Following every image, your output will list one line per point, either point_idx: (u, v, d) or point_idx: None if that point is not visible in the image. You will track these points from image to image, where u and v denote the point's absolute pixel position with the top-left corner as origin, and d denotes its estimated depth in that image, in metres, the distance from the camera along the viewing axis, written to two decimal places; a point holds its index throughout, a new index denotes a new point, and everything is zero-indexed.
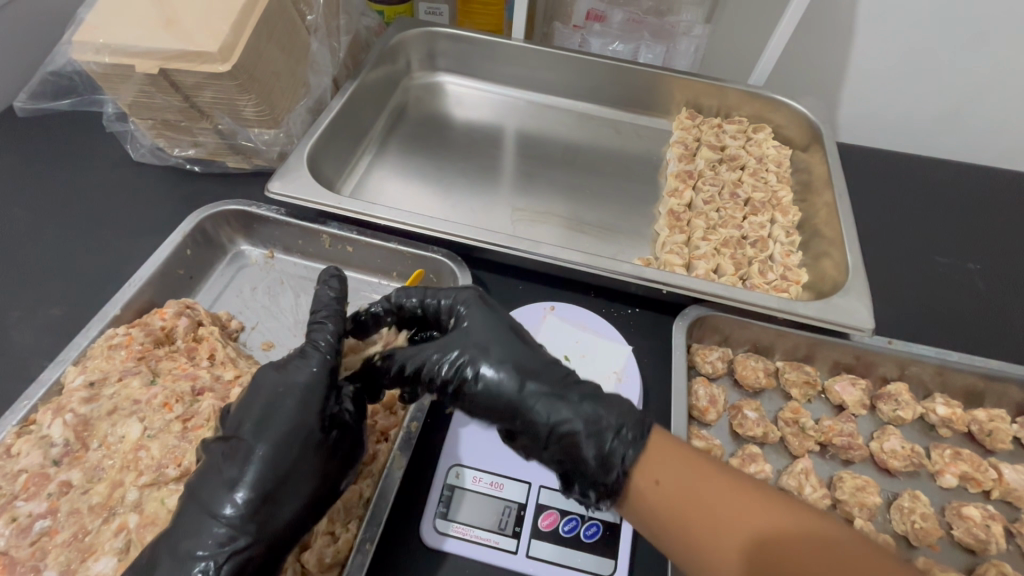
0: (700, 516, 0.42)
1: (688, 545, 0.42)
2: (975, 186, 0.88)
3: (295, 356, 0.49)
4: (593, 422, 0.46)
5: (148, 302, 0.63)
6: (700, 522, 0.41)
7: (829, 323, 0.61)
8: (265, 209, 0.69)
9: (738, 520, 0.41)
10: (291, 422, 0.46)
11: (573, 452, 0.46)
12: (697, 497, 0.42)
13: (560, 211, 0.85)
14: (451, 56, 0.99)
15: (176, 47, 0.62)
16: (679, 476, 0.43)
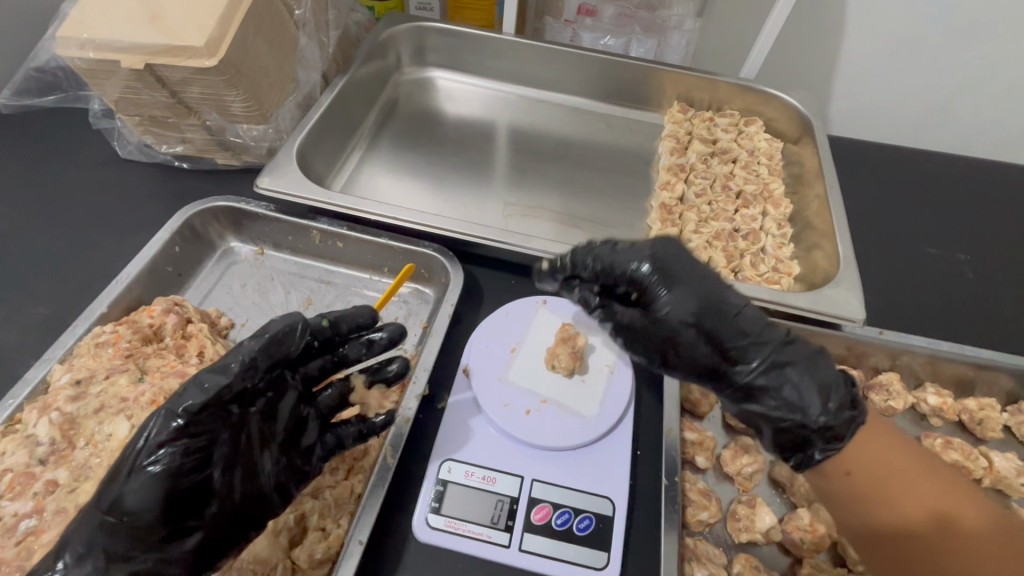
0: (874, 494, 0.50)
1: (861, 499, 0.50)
2: (965, 177, 0.88)
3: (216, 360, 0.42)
4: (819, 386, 0.47)
5: (136, 300, 0.62)
6: (877, 497, 0.49)
7: (820, 314, 0.61)
8: (254, 205, 0.69)
9: (907, 494, 0.49)
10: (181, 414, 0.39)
11: (791, 397, 0.47)
12: (894, 483, 0.49)
13: (552, 206, 0.85)
14: (441, 50, 0.99)
15: (163, 42, 0.61)
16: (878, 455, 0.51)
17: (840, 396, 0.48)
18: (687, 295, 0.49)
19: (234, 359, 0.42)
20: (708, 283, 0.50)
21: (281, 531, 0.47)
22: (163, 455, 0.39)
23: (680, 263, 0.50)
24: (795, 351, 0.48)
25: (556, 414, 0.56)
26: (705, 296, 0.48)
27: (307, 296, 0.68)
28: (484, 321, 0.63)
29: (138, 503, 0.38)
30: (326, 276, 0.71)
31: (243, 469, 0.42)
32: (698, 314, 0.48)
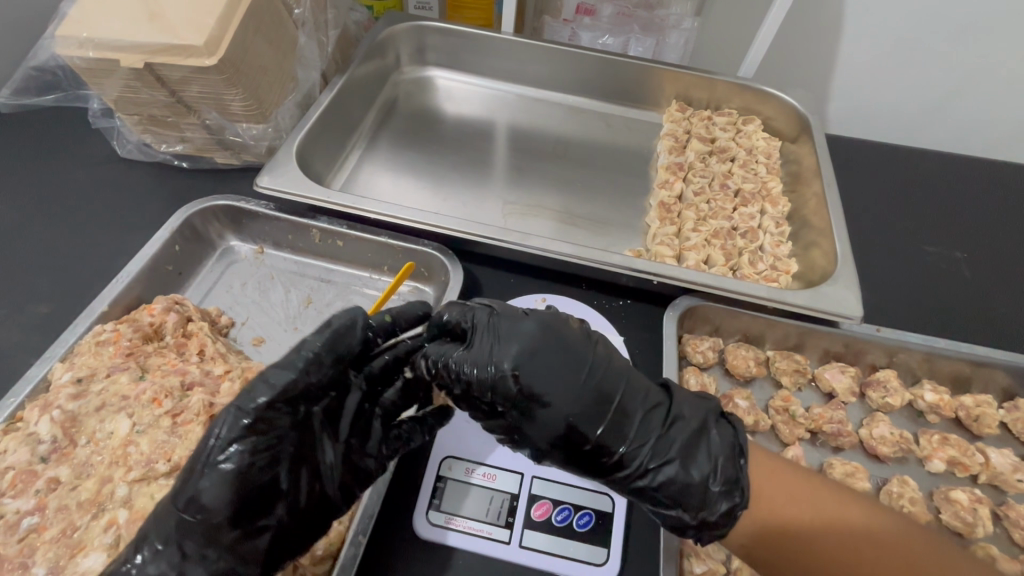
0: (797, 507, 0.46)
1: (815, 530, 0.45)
2: (961, 175, 0.88)
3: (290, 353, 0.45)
4: (700, 454, 0.46)
5: (136, 299, 0.62)
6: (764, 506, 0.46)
7: (817, 312, 0.62)
8: (254, 204, 0.69)
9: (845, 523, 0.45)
10: (249, 413, 0.41)
11: (685, 482, 0.45)
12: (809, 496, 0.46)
13: (551, 204, 0.85)
14: (440, 50, 0.99)
15: (162, 41, 0.62)
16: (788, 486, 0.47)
17: (736, 450, 0.47)
18: (552, 390, 0.45)
19: (301, 356, 0.44)
20: (581, 373, 0.46)
21: None
22: (234, 454, 0.40)
23: (547, 351, 0.47)
24: (682, 430, 0.47)
25: None
26: (572, 394, 0.45)
27: (308, 294, 0.68)
28: None
29: (213, 500, 0.39)
30: (326, 274, 0.71)
31: (307, 467, 0.44)
32: (573, 416, 0.45)
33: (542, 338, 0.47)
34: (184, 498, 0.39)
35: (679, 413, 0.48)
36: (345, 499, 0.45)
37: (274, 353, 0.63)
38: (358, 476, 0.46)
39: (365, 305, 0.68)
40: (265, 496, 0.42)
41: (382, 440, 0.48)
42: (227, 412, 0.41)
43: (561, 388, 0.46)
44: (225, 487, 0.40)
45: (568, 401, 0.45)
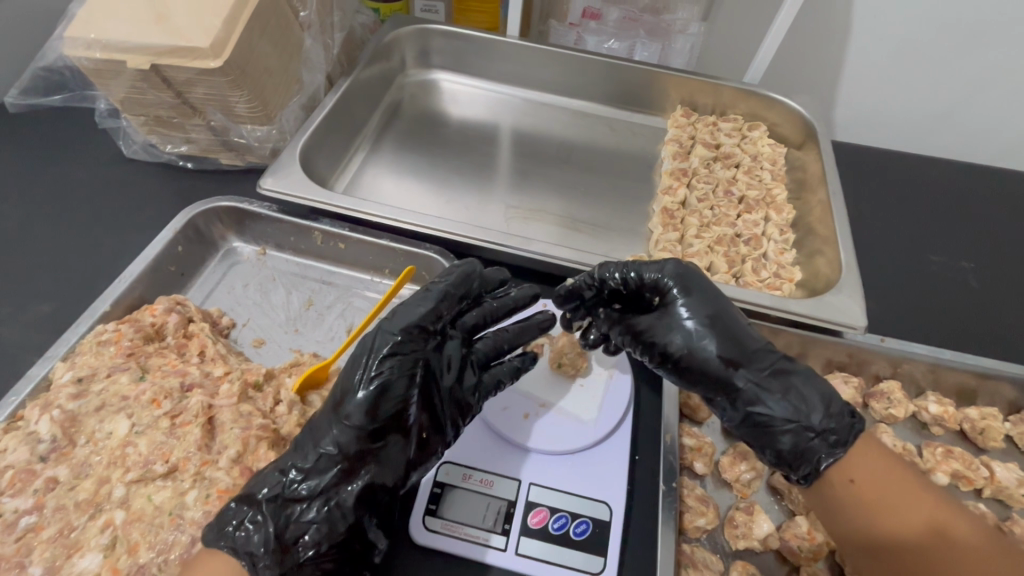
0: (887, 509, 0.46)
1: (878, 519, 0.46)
2: (969, 184, 0.87)
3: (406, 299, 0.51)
4: (801, 404, 0.49)
5: (139, 299, 0.62)
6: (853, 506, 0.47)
7: (820, 321, 0.61)
8: (257, 206, 0.69)
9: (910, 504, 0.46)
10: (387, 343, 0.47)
11: (795, 420, 0.49)
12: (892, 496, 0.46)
13: (554, 208, 0.85)
14: (446, 53, 0.99)
15: (167, 42, 0.62)
16: (885, 478, 0.47)
17: (838, 413, 0.49)
18: (696, 310, 0.52)
19: (426, 296, 0.50)
20: (722, 310, 0.52)
21: None
22: (371, 382, 0.46)
23: (702, 289, 0.53)
24: (797, 376, 0.50)
25: (554, 418, 0.56)
26: (715, 318, 0.51)
27: (308, 297, 0.69)
28: None
29: (348, 431, 0.45)
30: (328, 277, 0.71)
31: (428, 399, 0.48)
32: (712, 336, 0.51)
33: (694, 278, 0.53)
34: (339, 418, 0.45)
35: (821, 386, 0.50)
36: (454, 433, 0.49)
37: (273, 355, 0.63)
38: (460, 411, 0.49)
39: (365, 308, 0.68)
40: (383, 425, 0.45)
41: (476, 384, 0.51)
42: (363, 348, 0.47)
43: (706, 310, 0.52)
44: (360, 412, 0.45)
45: (712, 323, 0.51)
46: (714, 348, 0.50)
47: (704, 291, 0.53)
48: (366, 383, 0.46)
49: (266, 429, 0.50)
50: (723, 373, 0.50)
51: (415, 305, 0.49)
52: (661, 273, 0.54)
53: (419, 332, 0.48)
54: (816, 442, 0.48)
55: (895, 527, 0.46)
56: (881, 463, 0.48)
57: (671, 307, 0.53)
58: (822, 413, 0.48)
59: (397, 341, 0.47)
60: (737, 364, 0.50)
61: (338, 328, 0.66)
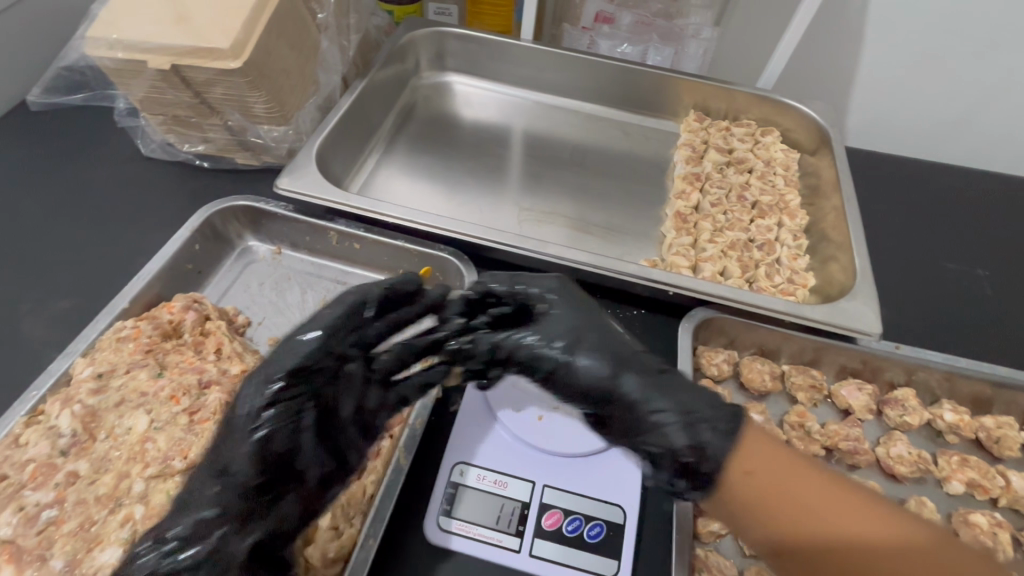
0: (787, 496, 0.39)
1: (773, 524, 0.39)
2: (983, 191, 0.87)
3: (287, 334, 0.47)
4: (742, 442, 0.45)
5: (156, 296, 0.63)
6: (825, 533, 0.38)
7: (835, 327, 0.61)
8: (273, 205, 0.70)
9: (830, 512, 0.38)
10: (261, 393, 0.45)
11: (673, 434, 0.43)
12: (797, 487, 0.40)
13: (566, 212, 0.85)
14: (460, 55, 1.00)
15: (188, 43, 0.63)
16: (780, 474, 0.40)
17: (726, 417, 0.43)
18: (562, 322, 0.49)
19: (307, 333, 0.47)
20: (597, 325, 0.49)
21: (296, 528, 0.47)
22: (254, 432, 0.44)
23: (562, 302, 0.51)
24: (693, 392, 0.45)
25: (569, 421, 0.56)
26: (605, 344, 0.48)
27: (323, 296, 0.69)
28: None
29: (231, 486, 0.43)
30: (343, 276, 0.71)
31: (326, 434, 0.48)
32: (578, 347, 0.48)
33: (560, 291, 0.51)
34: (218, 472, 0.44)
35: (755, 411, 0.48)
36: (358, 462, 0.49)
37: None
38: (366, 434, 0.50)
39: None
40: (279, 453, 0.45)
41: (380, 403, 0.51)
42: (241, 395, 0.45)
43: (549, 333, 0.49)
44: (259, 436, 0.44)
45: (572, 340, 0.48)
46: (585, 362, 0.47)
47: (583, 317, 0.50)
48: (245, 433, 0.44)
49: None
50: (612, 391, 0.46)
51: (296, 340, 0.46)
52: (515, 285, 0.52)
53: (292, 375, 0.45)
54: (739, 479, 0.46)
55: (910, 549, 0.37)
56: (780, 451, 0.41)
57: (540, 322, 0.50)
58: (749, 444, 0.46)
59: (269, 387, 0.45)
60: (606, 379, 0.46)
61: None
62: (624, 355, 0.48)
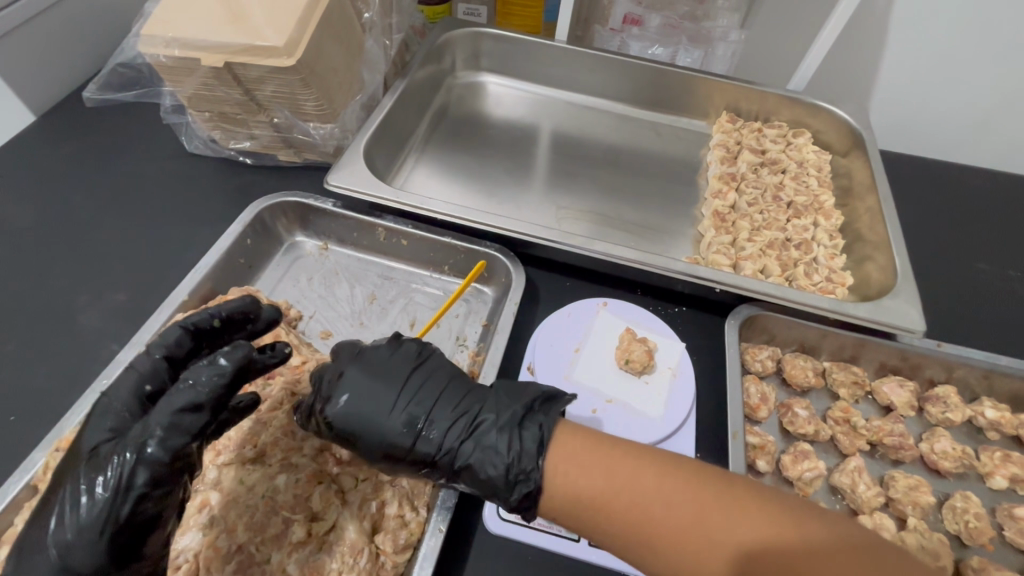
0: (623, 500, 0.41)
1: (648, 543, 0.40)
2: (1013, 194, 0.88)
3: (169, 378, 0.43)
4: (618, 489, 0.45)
5: (211, 290, 0.64)
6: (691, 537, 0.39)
7: (880, 324, 0.62)
8: (322, 201, 0.71)
9: (672, 509, 0.40)
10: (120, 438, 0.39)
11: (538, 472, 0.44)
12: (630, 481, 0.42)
13: (601, 210, 0.86)
14: (493, 55, 1.01)
15: (244, 41, 0.64)
16: (589, 468, 0.43)
17: (533, 438, 0.45)
18: (380, 390, 0.47)
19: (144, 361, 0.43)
20: (416, 388, 0.47)
21: (365, 516, 0.47)
22: (105, 481, 0.37)
23: (369, 389, 0.47)
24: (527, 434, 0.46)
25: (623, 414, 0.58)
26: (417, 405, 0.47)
27: (371, 291, 0.70)
28: (548, 320, 0.65)
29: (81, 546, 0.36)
30: (389, 272, 0.72)
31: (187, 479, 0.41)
32: (408, 420, 0.46)
33: (375, 356, 0.49)
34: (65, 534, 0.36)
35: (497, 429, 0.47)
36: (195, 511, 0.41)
37: None
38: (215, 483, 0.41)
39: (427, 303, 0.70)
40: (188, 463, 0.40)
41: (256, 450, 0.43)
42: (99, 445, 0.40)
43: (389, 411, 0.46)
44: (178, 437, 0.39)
45: (424, 415, 0.47)
46: (432, 432, 0.46)
47: (359, 386, 0.47)
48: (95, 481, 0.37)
49: None
50: (475, 464, 0.45)
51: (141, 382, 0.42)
52: (334, 373, 0.48)
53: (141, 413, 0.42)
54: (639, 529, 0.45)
55: (762, 533, 0.38)
56: (576, 444, 0.44)
57: (411, 405, 0.47)
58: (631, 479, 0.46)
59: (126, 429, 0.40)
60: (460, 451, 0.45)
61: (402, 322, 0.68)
62: (436, 429, 0.46)
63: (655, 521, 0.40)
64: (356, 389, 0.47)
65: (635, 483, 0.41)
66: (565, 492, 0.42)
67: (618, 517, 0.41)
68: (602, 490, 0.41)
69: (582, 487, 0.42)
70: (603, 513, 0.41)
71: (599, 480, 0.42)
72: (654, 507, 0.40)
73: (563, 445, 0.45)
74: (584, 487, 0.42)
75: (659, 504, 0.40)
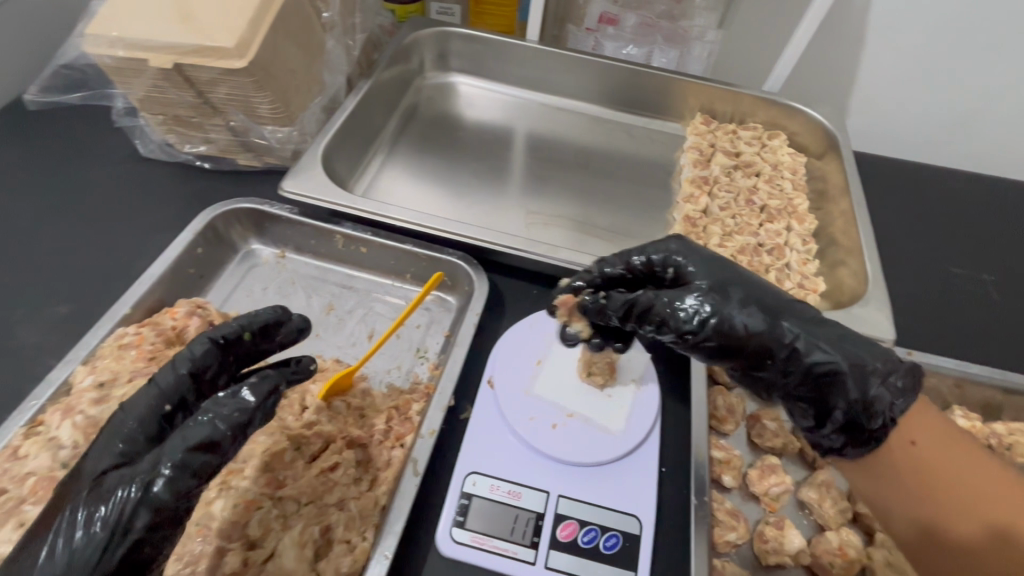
0: (964, 482, 0.41)
1: (922, 495, 0.42)
2: (987, 196, 0.87)
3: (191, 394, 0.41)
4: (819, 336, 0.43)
5: (158, 301, 0.61)
6: (960, 521, 0.41)
7: (848, 333, 0.60)
8: (277, 208, 0.68)
9: (980, 500, 0.41)
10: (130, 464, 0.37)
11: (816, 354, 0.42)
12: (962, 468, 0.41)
13: (572, 215, 0.84)
14: (464, 56, 0.98)
15: (192, 42, 0.61)
16: (942, 450, 0.42)
17: (752, 297, 0.44)
18: (711, 278, 0.46)
19: (168, 376, 0.41)
20: (763, 285, 0.46)
21: (307, 542, 0.45)
22: (106, 515, 0.34)
23: (729, 271, 0.47)
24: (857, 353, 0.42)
25: (583, 429, 0.56)
26: (769, 303, 0.44)
27: (329, 301, 0.68)
28: (509, 330, 0.63)
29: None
30: (348, 281, 0.70)
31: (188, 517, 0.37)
32: (744, 300, 0.44)
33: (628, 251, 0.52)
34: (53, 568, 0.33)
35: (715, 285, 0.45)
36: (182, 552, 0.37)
37: None
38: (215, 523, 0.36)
39: (387, 313, 0.67)
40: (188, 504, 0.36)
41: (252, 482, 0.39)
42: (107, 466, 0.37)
43: (712, 279, 0.45)
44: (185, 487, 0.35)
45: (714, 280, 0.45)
46: (728, 305, 0.44)
47: (693, 252, 0.48)
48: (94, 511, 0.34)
49: (290, 441, 0.50)
50: (775, 344, 0.43)
51: (160, 400, 0.40)
52: (668, 252, 0.49)
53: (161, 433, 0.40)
54: (876, 392, 0.41)
55: (987, 526, 0.40)
56: (939, 431, 0.43)
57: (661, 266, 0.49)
58: (832, 344, 0.42)
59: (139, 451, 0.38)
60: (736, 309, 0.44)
61: (359, 333, 0.65)
62: (711, 285, 0.45)
63: (972, 498, 0.41)
64: (698, 257, 0.47)
65: (967, 471, 0.41)
66: (902, 459, 0.42)
67: (925, 484, 0.42)
68: (945, 465, 0.41)
69: (928, 455, 0.42)
70: (914, 476, 0.42)
71: (956, 463, 0.41)
72: (977, 495, 0.41)
73: (923, 425, 0.43)
74: (927, 455, 0.42)
75: (976, 491, 0.41)
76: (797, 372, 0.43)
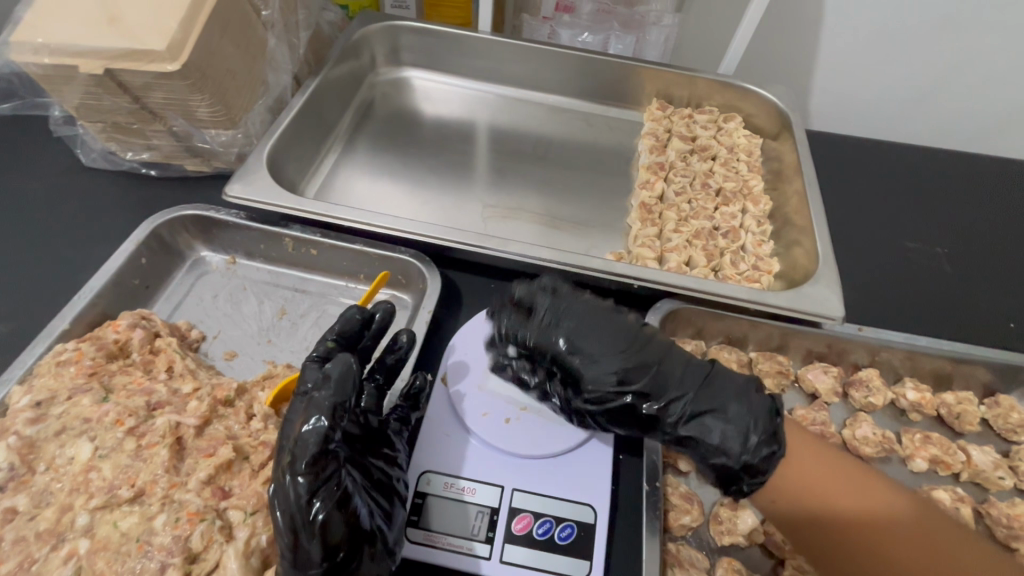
0: (833, 487, 0.49)
1: (803, 491, 0.49)
2: (940, 168, 0.88)
3: (317, 417, 0.45)
4: (722, 414, 0.51)
5: (101, 314, 0.60)
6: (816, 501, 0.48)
7: (799, 312, 0.61)
8: (224, 213, 0.67)
9: (848, 498, 0.48)
10: (298, 480, 0.42)
11: (696, 407, 0.52)
12: (839, 478, 0.49)
13: (530, 206, 0.84)
14: (416, 49, 0.97)
15: (121, 45, 0.59)
16: (814, 457, 0.50)
17: (608, 348, 0.54)
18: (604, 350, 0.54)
19: (315, 414, 0.45)
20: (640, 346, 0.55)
21: (253, 552, 0.44)
22: (318, 507, 0.42)
23: (597, 326, 0.55)
24: (720, 386, 0.53)
25: (536, 422, 0.56)
26: (636, 360, 0.53)
27: (281, 305, 0.67)
28: (462, 327, 0.63)
29: (332, 543, 0.42)
30: (301, 284, 0.69)
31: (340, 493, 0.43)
32: (613, 370, 0.53)
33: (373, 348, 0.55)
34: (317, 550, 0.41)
35: (595, 335, 0.55)
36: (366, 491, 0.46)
37: (245, 367, 0.61)
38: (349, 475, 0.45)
39: (340, 315, 0.67)
40: (330, 470, 0.43)
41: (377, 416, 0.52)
42: (299, 490, 0.42)
43: (612, 353, 0.54)
44: (319, 464, 0.43)
45: (577, 351, 0.54)
46: (612, 377, 0.52)
47: (582, 320, 0.56)
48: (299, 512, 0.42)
49: (237, 452, 0.49)
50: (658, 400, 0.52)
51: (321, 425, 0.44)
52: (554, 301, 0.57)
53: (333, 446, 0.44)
54: (759, 451, 0.49)
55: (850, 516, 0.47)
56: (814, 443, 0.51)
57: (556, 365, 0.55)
58: (756, 427, 0.50)
59: (308, 457, 0.43)
60: (612, 382, 0.52)
61: (313, 337, 0.64)
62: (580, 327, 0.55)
63: (828, 498, 0.48)
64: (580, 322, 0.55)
65: (839, 476, 0.49)
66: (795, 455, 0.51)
67: (805, 484, 0.49)
68: (814, 472, 0.49)
69: (807, 465, 0.50)
70: (805, 483, 0.49)
71: (830, 475, 0.49)
72: (845, 495, 0.48)
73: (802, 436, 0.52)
74: (807, 467, 0.50)
75: (855, 495, 0.48)
76: (702, 437, 0.51)
